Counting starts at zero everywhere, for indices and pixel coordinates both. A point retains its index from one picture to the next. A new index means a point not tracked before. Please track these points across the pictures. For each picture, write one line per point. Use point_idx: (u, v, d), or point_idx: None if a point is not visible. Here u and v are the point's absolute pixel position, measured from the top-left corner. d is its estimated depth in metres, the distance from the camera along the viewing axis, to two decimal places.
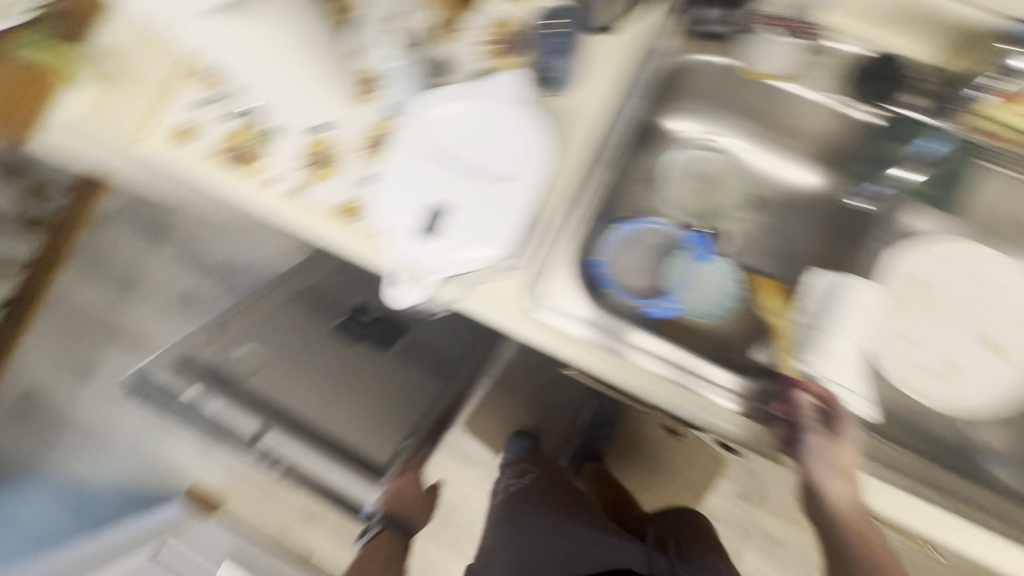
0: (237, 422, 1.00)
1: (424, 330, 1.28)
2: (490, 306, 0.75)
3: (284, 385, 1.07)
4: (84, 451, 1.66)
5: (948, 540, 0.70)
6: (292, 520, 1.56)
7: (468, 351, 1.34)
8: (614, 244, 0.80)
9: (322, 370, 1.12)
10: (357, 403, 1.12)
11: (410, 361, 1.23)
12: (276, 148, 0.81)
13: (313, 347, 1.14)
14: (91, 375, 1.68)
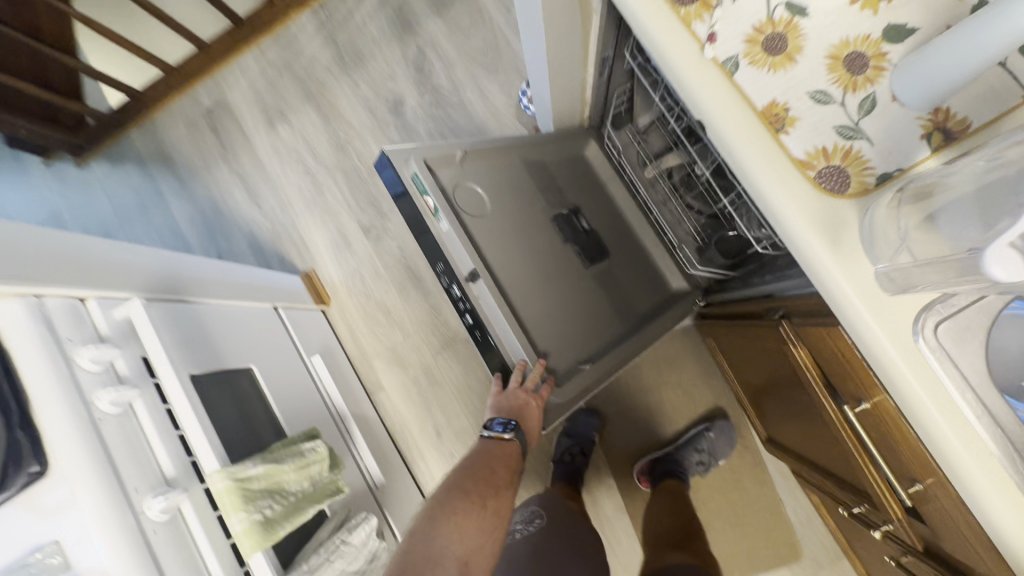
0: (456, 256, 0.91)
1: (624, 271, 1.22)
2: (871, 315, 0.54)
3: (495, 247, 0.98)
4: (236, 182, 1.67)
5: None
6: (378, 352, 1.55)
7: (662, 304, 1.26)
8: (1023, 309, 0.55)
9: (543, 253, 1.06)
10: (560, 297, 1.05)
11: (601, 288, 1.16)
12: (721, 11, 0.59)
13: (540, 231, 1.09)
14: (275, 121, 1.66)
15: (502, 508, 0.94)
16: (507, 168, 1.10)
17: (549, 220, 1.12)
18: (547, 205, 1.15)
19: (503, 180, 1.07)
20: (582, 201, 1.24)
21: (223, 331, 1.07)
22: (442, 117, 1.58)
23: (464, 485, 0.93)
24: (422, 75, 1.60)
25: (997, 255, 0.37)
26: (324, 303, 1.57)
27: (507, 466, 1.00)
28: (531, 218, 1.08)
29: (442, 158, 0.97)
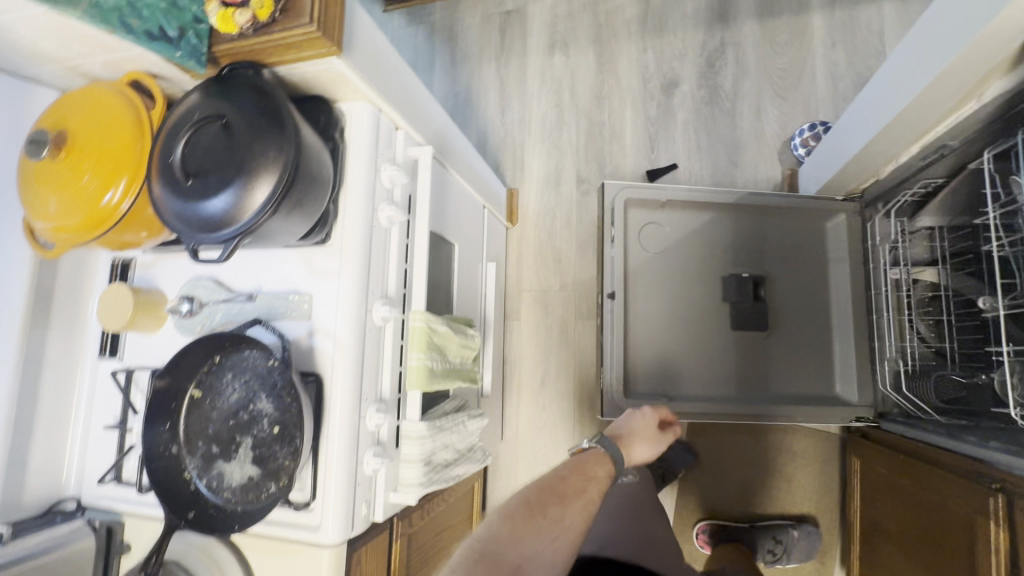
0: (609, 276, 1.26)
1: (780, 349, 1.23)
2: None
3: (656, 281, 1.27)
4: (495, 84, 1.79)
5: None
6: (531, 287, 1.64)
7: (808, 399, 1.21)
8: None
9: (688, 293, 1.26)
10: (675, 332, 1.25)
11: (737, 354, 1.24)
12: None
13: (712, 278, 1.27)
14: (556, 48, 1.75)
15: (567, 525, 0.76)
16: (717, 222, 1.28)
17: (720, 273, 1.26)
18: (729, 262, 1.27)
19: (704, 230, 1.28)
20: (783, 271, 1.26)
21: (452, 203, 1.20)
22: (707, 115, 1.56)
23: (529, 488, 0.79)
24: (711, 69, 1.58)
25: None
26: (511, 223, 1.67)
27: (595, 477, 0.85)
28: (703, 266, 1.27)
29: (644, 201, 1.28)
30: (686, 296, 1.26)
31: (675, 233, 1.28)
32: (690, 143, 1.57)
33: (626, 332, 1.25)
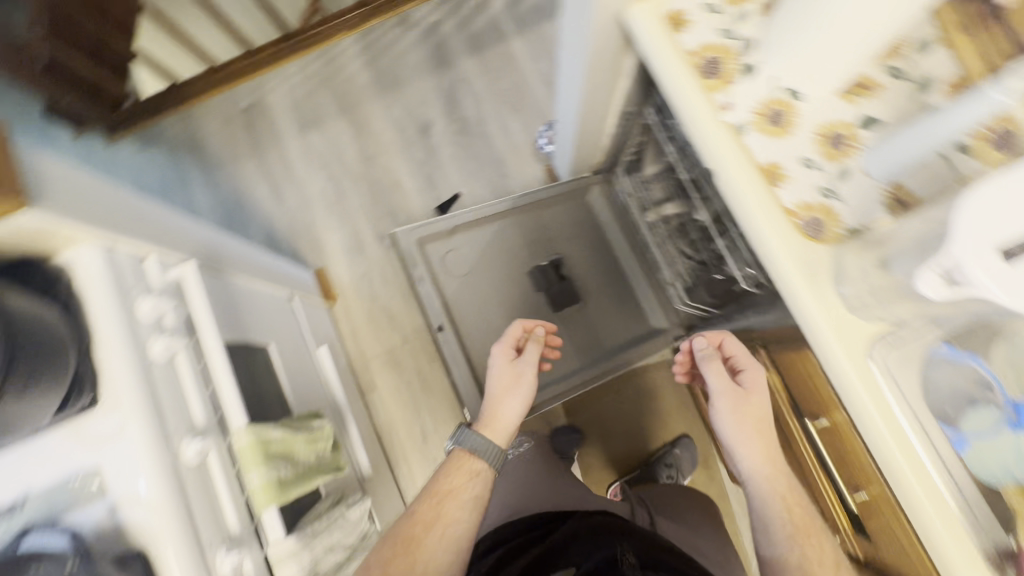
0: (430, 310, 1.30)
1: (597, 312, 1.39)
2: (831, 333, 0.67)
3: (475, 303, 1.35)
4: (262, 179, 1.76)
5: None
6: (376, 354, 1.62)
7: (632, 343, 1.39)
8: (934, 355, 0.69)
9: (505, 296, 1.37)
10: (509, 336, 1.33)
11: (568, 330, 1.36)
12: (738, 86, 0.75)
13: (517, 276, 1.39)
14: (309, 127, 1.78)
15: (422, 559, 0.81)
16: (501, 228, 1.41)
17: (522, 269, 1.39)
18: (527, 257, 1.41)
19: (494, 241, 1.40)
20: (572, 248, 1.43)
21: (247, 307, 1.14)
22: (465, 144, 1.73)
23: (391, 544, 0.83)
24: (452, 105, 1.76)
25: (918, 279, 0.50)
26: (331, 301, 1.64)
27: (452, 491, 0.89)
28: (507, 269, 1.39)
29: (435, 234, 1.36)
30: (503, 301, 1.36)
31: (473, 251, 1.38)
32: (462, 171, 1.71)
33: (466, 354, 1.30)
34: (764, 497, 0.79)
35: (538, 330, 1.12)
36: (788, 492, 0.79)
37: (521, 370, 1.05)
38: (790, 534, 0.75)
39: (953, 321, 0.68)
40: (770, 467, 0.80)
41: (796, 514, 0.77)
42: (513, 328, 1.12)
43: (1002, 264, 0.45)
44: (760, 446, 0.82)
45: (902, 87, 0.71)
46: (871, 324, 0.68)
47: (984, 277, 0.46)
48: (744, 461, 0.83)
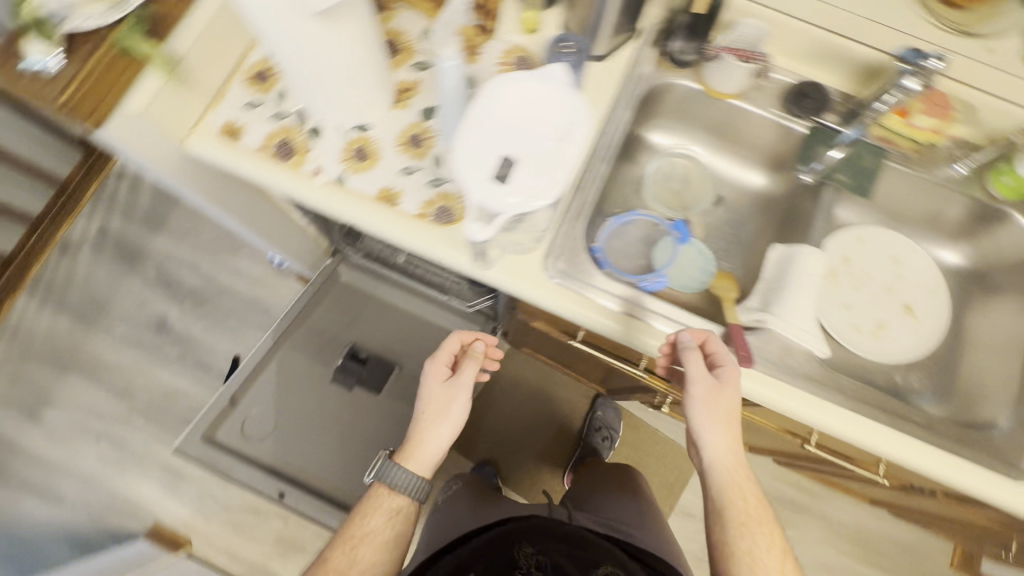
0: (262, 487, 1.21)
1: (417, 365, 1.34)
2: (516, 278, 0.76)
3: (304, 444, 1.24)
4: (25, 493, 1.48)
5: (951, 475, 0.72)
6: (269, 554, 1.45)
7: None
8: (606, 231, 0.89)
9: (325, 419, 1.28)
10: (354, 448, 1.26)
11: (403, 401, 1.31)
12: (315, 150, 0.79)
13: (324, 391, 1.30)
14: (37, 411, 1.53)
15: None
16: (275, 363, 1.29)
17: (325, 382, 1.30)
18: (323, 367, 1.31)
19: (279, 379, 1.28)
20: (359, 329, 1.36)
21: None
22: (210, 309, 1.62)
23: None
24: (170, 287, 1.62)
25: (471, 227, 0.54)
26: (187, 547, 1.44)
27: (370, 530, 0.80)
28: (310, 394, 1.29)
29: (218, 418, 1.23)
30: (326, 424, 1.27)
31: (268, 404, 1.26)
32: (226, 337, 1.60)
33: (325, 499, 1.22)
34: (721, 499, 0.71)
35: (477, 344, 0.87)
36: (749, 500, 0.70)
37: (453, 392, 0.83)
38: (746, 541, 0.69)
39: (586, 204, 0.80)
40: (736, 477, 0.70)
41: (754, 521, 0.70)
42: (450, 337, 0.88)
43: (507, 186, 0.53)
44: (725, 446, 0.71)
45: (430, 76, 0.83)
46: (534, 252, 0.77)
47: (498, 203, 0.53)
48: (708, 452, 0.71)
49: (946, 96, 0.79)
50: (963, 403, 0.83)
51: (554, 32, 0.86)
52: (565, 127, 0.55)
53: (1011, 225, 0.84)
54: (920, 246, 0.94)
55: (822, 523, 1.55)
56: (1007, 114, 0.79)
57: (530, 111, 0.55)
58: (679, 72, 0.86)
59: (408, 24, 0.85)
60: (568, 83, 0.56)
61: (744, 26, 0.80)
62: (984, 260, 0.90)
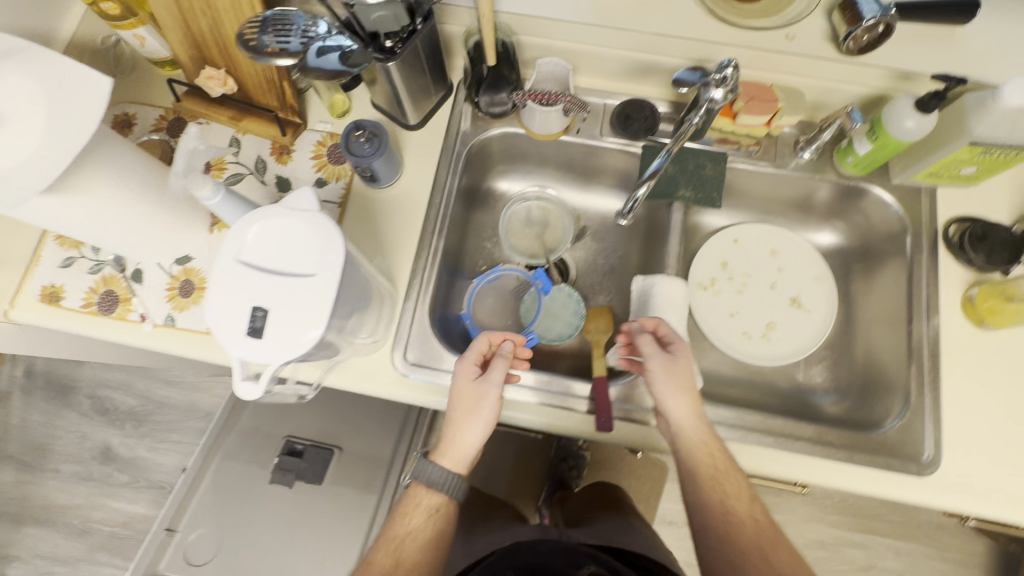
0: None
1: (355, 446, 1.31)
2: (365, 381, 0.73)
3: (248, 552, 1.19)
4: None
5: (851, 485, 0.68)
6: None
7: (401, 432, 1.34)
8: (469, 297, 0.86)
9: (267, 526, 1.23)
10: (304, 550, 1.20)
11: (344, 485, 1.27)
12: (138, 295, 0.76)
13: (261, 497, 1.25)
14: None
15: None
16: (207, 478, 1.27)
17: (263, 487, 1.26)
18: (258, 470, 1.28)
19: (215, 494, 1.25)
20: (288, 423, 1.33)
21: None
22: (152, 426, 1.58)
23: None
24: (108, 413, 1.59)
25: (240, 386, 0.51)
26: None
27: (412, 528, 0.64)
28: (249, 503, 1.24)
29: (159, 552, 1.19)
30: (269, 531, 1.22)
31: (207, 525, 1.22)
32: (174, 451, 1.57)
33: None
34: (693, 467, 0.64)
35: (510, 343, 0.69)
36: (718, 463, 0.64)
37: (484, 389, 0.65)
38: (722, 502, 0.63)
39: (427, 283, 0.77)
40: (709, 443, 0.64)
41: (726, 483, 0.63)
42: (475, 336, 0.69)
43: (264, 339, 0.50)
44: (689, 410, 0.65)
45: (244, 188, 0.80)
46: (379, 351, 0.74)
47: (258, 359, 0.50)
48: (677, 424, 0.65)
49: (769, 86, 0.73)
50: (864, 394, 0.79)
51: (366, 111, 0.83)
52: (317, 257, 0.51)
53: (874, 198, 0.81)
54: (796, 233, 0.90)
55: (808, 500, 1.51)
56: (835, 92, 0.74)
57: (278, 248, 0.52)
58: (501, 121, 0.83)
59: (213, 137, 0.82)
60: (316, 208, 0.53)
61: (545, 62, 0.77)
62: (862, 235, 0.86)
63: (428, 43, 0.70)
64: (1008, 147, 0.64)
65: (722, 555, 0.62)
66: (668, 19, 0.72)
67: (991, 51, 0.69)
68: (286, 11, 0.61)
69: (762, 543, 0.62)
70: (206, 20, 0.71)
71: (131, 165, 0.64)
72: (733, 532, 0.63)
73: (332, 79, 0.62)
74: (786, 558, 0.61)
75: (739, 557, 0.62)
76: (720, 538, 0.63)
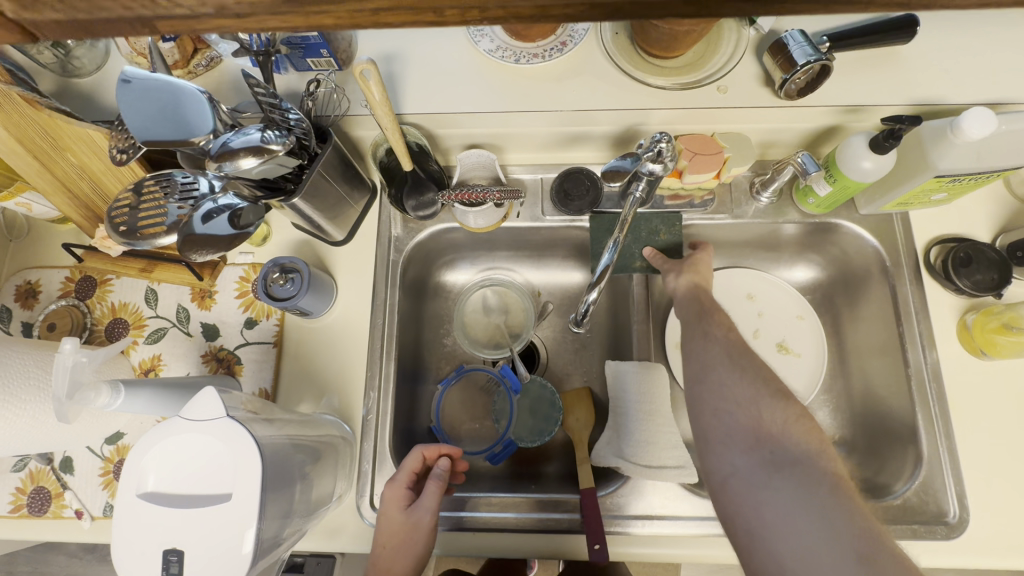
0: None
1: None
2: (332, 540, 0.66)
3: None
4: None
5: None
6: None
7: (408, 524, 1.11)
8: (435, 407, 0.79)
9: None
10: None
11: None
12: (70, 489, 0.69)
13: None
14: None
15: None
16: None
17: None
18: None
19: None
20: None
21: None
22: None
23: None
24: None
25: None
26: None
27: None
28: None
29: None
30: None
31: None
32: None
33: None
34: (686, 301, 0.62)
35: (446, 460, 0.63)
36: (704, 299, 0.61)
37: (415, 519, 0.59)
38: (705, 327, 0.57)
39: (383, 413, 0.70)
40: (699, 292, 0.62)
41: (713, 310, 0.59)
42: (407, 452, 0.63)
43: None
44: (693, 279, 0.65)
45: (169, 343, 0.73)
46: (343, 501, 0.67)
47: None
48: (676, 285, 0.65)
49: (711, 137, 0.67)
50: (872, 445, 0.72)
51: (288, 233, 0.76)
52: (231, 469, 0.45)
53: (846, 231, 0.75)
54: (770, 272, 0.85)
55: None
56: (782, 131, 0.68)
57: (185, 470, 0.46)
58: (433, 219, 0.77)
59: (128, 292, 0.75)
60: (223, 412, 0.47)
61: (466, 156, 0.70)
62: (840, 266, 0.80)
63: (333, 165, 0.63)
64: (979, 174, 0.58)
65: (695, 362, 0.54)
66: (590, 91, 0.66)
67: (943, 66, 0.62)
68: (161, 174, 0.56)
69: (733, 353, 0.53)
70: (85, 182, 0.64)
71: (5, 378, 0.57)
72: (706, 343, 0.55)
73: (222, 246, 0.56)
74: (757, 371, 0.51)
75: (708, 364, 0.53)
76: (693, 350, 0.56)
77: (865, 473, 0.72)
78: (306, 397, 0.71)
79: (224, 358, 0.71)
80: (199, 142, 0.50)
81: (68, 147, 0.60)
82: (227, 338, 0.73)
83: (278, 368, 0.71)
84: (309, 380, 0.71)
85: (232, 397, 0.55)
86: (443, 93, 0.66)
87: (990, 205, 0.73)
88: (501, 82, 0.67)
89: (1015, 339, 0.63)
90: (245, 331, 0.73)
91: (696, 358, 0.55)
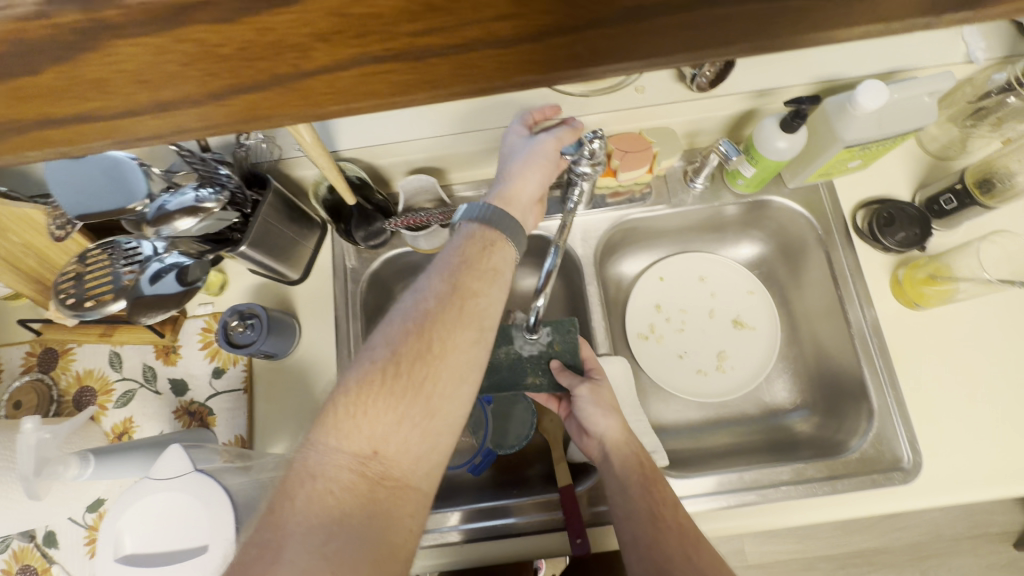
0: None
1: None
2: None
3: None
4: None
5: (846, 514, 0.66)
6: None
7: None
8: None
9: None
10: None
11: None
12: (57, 562, 0.69)
13: None
14: None
15: None
16: None
17: None
18: None
19: None
20: None
21: None
22: None
23: (334, 485, 0.40)
24: None
25: None
26: None
27: None
28: None
29: None
30: None
31: None
32: None
33: None
34: (621, 470, 0.62)
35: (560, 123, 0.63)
36: (640, 456, 0.63)
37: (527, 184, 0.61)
38: (652, 511, 0.58)
39: None
40: (633, 446, 0.64)
41: (653, 479, 0.61)
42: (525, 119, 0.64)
43: None
44: (618, 420, 0.66)
45: (139, 403, 0.73)
46: None
47: None
48: (608, 438, 0.64)
49: (638, 134, 0.70)
50: (829, 404, 0.76)
51: (245, 279, 0.78)
52: (204, 525, 0.46)
53: (778, 205, 0.79)
54: (717, 253, 0.88)
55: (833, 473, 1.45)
56: (702, 121, 0.72)
57: (159, 531, 0.46)
58: (386, 247, 0.79)
59: (92, 358, 0.75)
60: (192, 468, 0.48)
61: (407, 183, 0.72)
62: (779, 239, 0.84)
63: (277, 208, 0.65)
64: (884, 139, 0.62)
65: (650, 562, 0.55)
66: (516, 106, 0.69)
67: (839, 43, 0.66)
68: (104, 242, 0.57)
69: (689, 550, 0.55)
70: (31, 258, 0.64)
71: None
72: (660, 536, 0.56)
73: (173, 305, 0.57)
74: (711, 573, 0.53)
75: (666, 567, 0.54)
76: (647, 544, 0.56)
77: (825, 432, 0.75)
78: (282, 437, 0.72)
79: (196, 411, 0.72)
80: (136, 208, 0.51)
81: (8, 229, 0.59)
82: (197, 391, 0.73)
83: (251, 412, 0.73)
84: (283, 421, 0.72)
85: (207, 451, 0.57)
86: (374, 126, 0.68)
87: (906, 165, 0.77)
88: (430, 108, 0.69)
89: (942, 288, 0.67)
90: (214, 381, 0.74)
91: (652, 557, 0.55)
